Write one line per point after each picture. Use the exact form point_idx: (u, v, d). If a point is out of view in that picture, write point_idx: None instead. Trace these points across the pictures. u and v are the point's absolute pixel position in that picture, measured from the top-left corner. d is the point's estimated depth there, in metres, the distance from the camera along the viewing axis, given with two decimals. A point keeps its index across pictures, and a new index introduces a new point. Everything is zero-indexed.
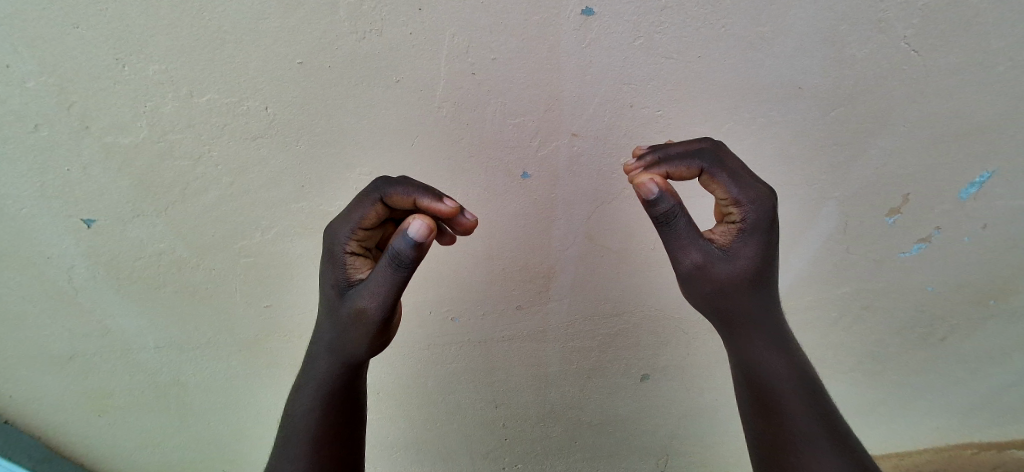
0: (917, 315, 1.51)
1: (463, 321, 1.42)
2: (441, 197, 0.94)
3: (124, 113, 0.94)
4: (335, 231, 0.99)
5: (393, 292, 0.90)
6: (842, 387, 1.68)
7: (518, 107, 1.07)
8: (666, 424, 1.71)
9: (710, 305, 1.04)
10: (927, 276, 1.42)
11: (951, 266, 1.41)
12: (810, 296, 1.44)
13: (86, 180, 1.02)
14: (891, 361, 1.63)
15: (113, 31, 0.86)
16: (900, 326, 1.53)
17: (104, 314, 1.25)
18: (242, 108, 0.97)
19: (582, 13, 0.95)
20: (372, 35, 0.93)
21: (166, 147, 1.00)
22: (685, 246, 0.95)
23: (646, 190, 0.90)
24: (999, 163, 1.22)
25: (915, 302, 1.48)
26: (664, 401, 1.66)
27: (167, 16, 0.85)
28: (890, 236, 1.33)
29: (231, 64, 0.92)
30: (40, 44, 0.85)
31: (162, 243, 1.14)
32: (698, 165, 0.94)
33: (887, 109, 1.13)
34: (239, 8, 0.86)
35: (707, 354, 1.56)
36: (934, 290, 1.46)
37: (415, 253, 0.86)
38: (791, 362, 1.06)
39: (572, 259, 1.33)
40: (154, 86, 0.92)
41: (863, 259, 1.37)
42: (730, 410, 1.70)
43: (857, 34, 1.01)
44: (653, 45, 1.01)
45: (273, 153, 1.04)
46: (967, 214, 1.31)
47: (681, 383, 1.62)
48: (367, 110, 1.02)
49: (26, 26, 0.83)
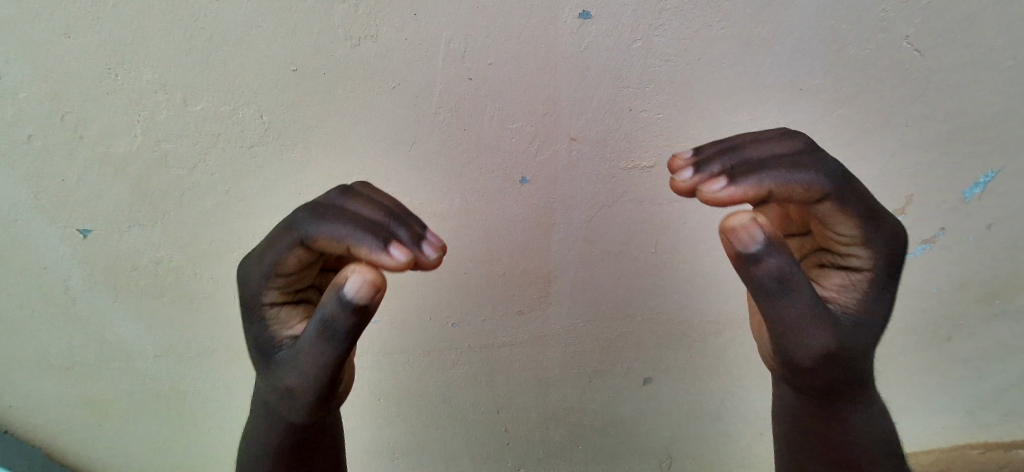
0: (921, 315, 1.50)
1: (463, 326, 1.41)
2: (384, 244, 0.77)
3: (117, 123, 0.94)
4: (257, 282, 0.92)
5: (326, 367, 0.74)
6: None
7: (516, 111, 1.06)
8: (669, 426, 1.70)
9: (813, 382, 0.83)
10: (931, 276, 1.41)
11: (955, 265, 1.40)
12: None
13: (81, 190, 1.02)
14: (896, 361, 1.61)
15: (104, 39, 0.85)
16: (904, 326, 1.52)
17: (103, 322, 1.25)
18: (236, 117, 0.97)
19: (579, 17, 0.95)
20: (367, 41, 0.92)
21: (160, 156, 1.00)
22: (813, 317, 0.73)
23: (746, 239, 0.67)
24: (1001, 161, 1.22)
25: (918, 302, 1.47)
26: (666, 404, 1.64)
27: (162, 26, 0.85)
28: None
29: (225, 73, 0.91)
30: (33, 55, 0.84)
31: (159, 252, 1.14)
32: (817, 186, 0.79)
33: (888, 110, 1.12)
34: (234, 16, 0.86)
35: (709, 356, 1.54)
36: (938, 291, 1.45)
37: (353, 318, 0.69)
38: (886, 442, 0.91)
39: (572, 263, 1.33)
40: (147, 94, 0.91)
41: None
42: (732, 411, 1.69)
43: (858, 34, 1.01)
44: (651, 48, 1.00)
45: (270, 160, 1.04)
46: (970, 213, 1.30)
47: (684, 384, 1.60)
48: (364, 116, 1.02)
49: (19, 38, 0.82)
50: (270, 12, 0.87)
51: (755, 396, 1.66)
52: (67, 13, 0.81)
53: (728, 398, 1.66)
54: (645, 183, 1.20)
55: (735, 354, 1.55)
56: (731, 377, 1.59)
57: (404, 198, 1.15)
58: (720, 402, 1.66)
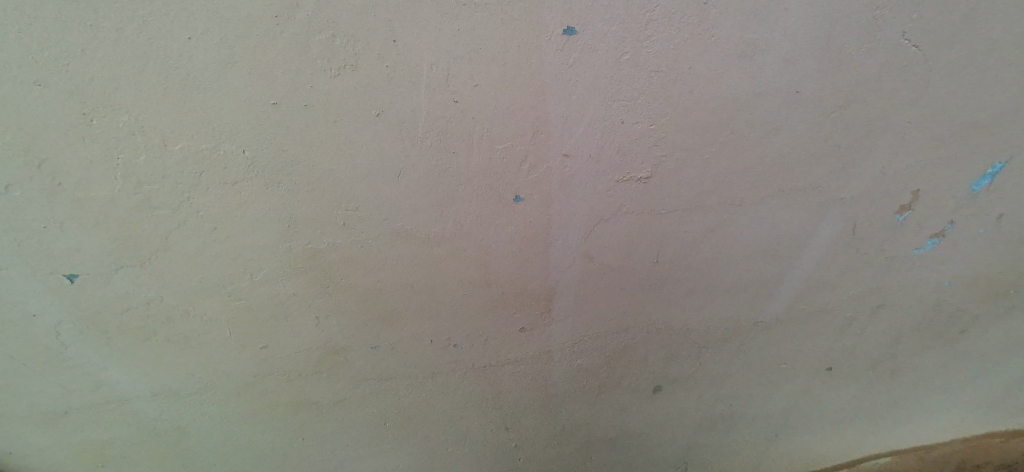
0: (980, 326, 1.33)
1: (465, 349, 1.39)
2: None
3: (95, 168, 1.02)
4: None
5: None
6: (917, 420, 1.42)
7: (501, 132, 1.09)
8: (695, 438, 1.51)
9: None
10: (974, 280, 1.29)
11: (1001, 267, 1.28)
12: (834, 306, 1.34)
13: (63, 237, 1.09)
14: (972, 384, 1.38)
15: (76, 87, 0.94)
16: (961, 339, 1.35)
17: (96, 366, 1.26)
18: (218, 153, 1.04)
19: (563, 33, 0.99)
20: (345, 71, 0.99)
21: (142, 198, 1.07)
22: None
23: None
24: (1019, 154, 1.15)
25: (968, 311, 1.32)
26: (687, 431, 1.51)
27: (135, 75, 0.95)
28: (912, 236, 1.25)
29: (198, 114, 1.00)
30: (19, 115, 0.94)
31: (148, 294, 1.19)
32: None
33: (888, 107, 1.10)
34: (202, 63, 0.95)
35: (725, 376, 1.44)
36: (974, 300, 1.31)
37: None
38: None
39: (572, 279, 1.31)
40: (124, 137, 1.00)
41: (888, 263, 1.28)
42: (767, 446, 1.50)
43: (852, 32, 1.01)
44: (637, 61, 1.03)
45: (255, 195, 1.10)
46: (1002, 210, 1.21)
47: (703, 408, 1.48)
48: (356, 147, 1.08)
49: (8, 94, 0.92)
50: (242, 56, 0.95)
51: (792, 429, 1.48)
52: (48, 74, 0.92)
53: (757, 429, 1.49)
54: (639, 196, 1.20)
55: (756, 375, 1.43)
56: (762, 398, 1.45)
57: (396, 224, 1.18)
58: (747, 434, 1.50)
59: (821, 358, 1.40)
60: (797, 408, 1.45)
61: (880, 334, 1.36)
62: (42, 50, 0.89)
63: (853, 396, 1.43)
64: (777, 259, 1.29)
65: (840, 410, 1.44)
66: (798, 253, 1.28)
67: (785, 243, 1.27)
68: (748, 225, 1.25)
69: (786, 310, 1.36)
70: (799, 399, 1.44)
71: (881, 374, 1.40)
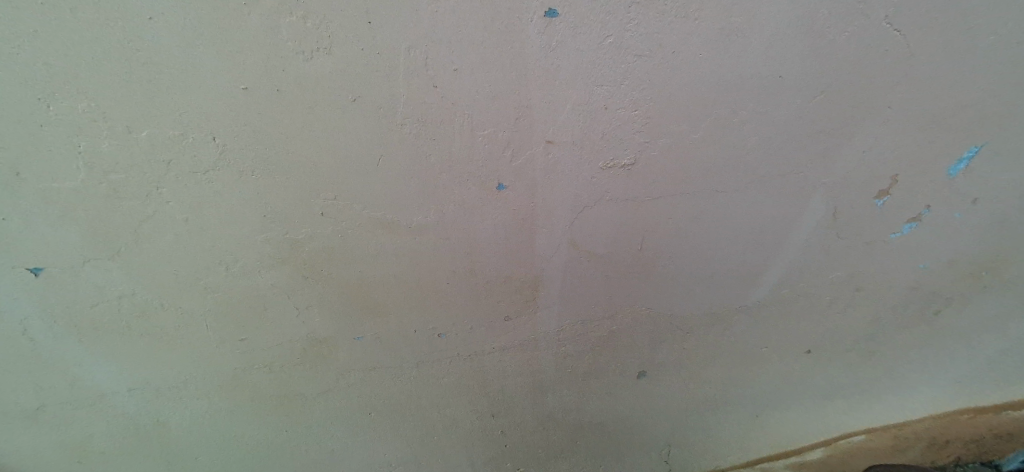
0: (955, 307, 1.36)
1: (452, 338, 1.38)
2: None
3: (57, 157, 0.98)
4: None
5: None
6: (895, 400, 1.46)
7: (484, 118, 1.07)
8: (681, 421, 1.53)
9: None
10: (950, 262, 1.32)
11: (976, 249, 1.30)
12: (814, 289, 1.36)
13: (29, 230, 1.05)
14: (949, 364, 1.41)
15: (32, 71, 0.89)
16: (937, 320, 1.38)
17: (69, 362, 1.23)
18: (189, 141, 1.00)
19: (545, 16, 0.96)
20: (320, 55, 0.95)
21: (109, 188, 1.03)
22: None
23: None
24: (998, 136, 1.16)
25: (944, 292, 1.35)
26: (673, 414, 1.52)
27: (95, 59, 0.90)
28: (891, 219, 1.26)
29: (164, 100, 0.95)
30: None
31: (122, 287, 1.15)
32: None
33: (870, 92, 1.10)
34: (166, 46, 0.90)
35: (710, 360, 1.46)
36: (951, 282, 1.34)
37: None
38: None
39: (558, 266, 1.31)
40: (87, 125, 0.95)
41: (867, 247, 1.30)
42: (753, 428, 1.52)
43: (836, 13, 0.99)
44: (622, 44, 1.01)
45: (230, 183, 1.06)
46: (978, 193, 1.23)
47: (689, 392, 1.50)
48: (335, 134, 1.05)
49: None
50: (209, 39, 0.91)
51: (776, 411, 1.50)
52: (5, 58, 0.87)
53: (742, 411, 1.51)
54: (624, 183, 1.19)
55: (739, 358, 1.45)
56: (745, 381, 1.47)
57: (378, 212, 1.16)
58: (733, 416, 1.51)
59: (803, 341, 1.42)
60: (781, 390, 1.48)
61: (861, 317, 1.38)
62: None
63: (833, 378, 1.45)
64: (760, 243, 1.30)
65: (823, 391, 1.47)
66: (782, 237, 1.29)
67: (770, 228, 1.28)
68: (732, 210, 1.25)
69: (770, 294, 1.37)
70: (781, 381, 1.47)
71: (862, 354, 1.42)
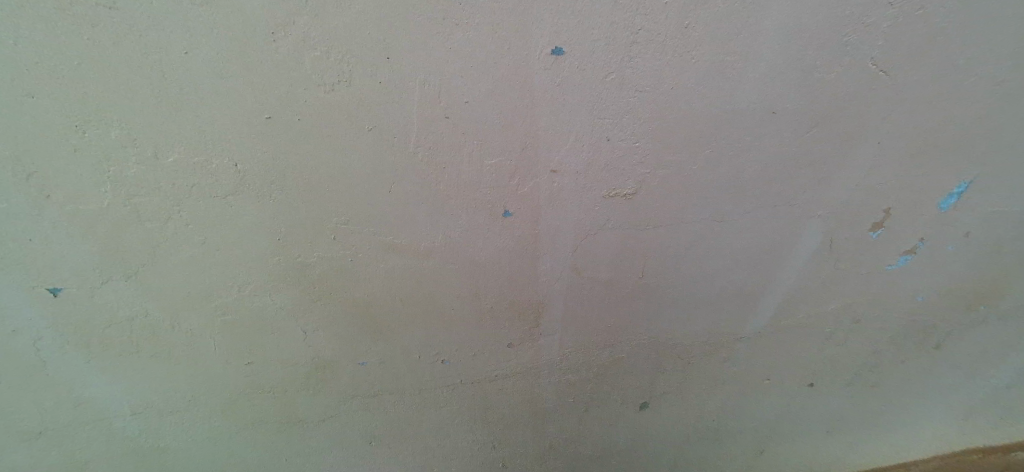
0: (951, 339, 1.38)
1: (455, 362, 1.39)
2: None
3: (84, 180, 1.01)
4: None
5: None
6: (889, 429, 1.48)
7: (492, 146, 1.12)
8: (682, 452, 1.54)
9: None
10: (944, 295, 1.34)
11: (969, 283, 1.33)
12: (814, 320, 1.37)
13: (50, 250, 1.07)
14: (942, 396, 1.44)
15: (69, 99, 0.93)
16: (934, 352, 1.39)
17: (72, 381, 1.23)
18: (212, 166, 1.04)
19: (552, 54, 1.02)
20: (342, 86, 1.01)
21: (132, 210, 1.07)
22: None
23: None
24: (983, 172, 1.21)
25: (941, 324, 1.37)
26: (673, 444, 1.53)
27: (132, 89, 0.95)
28: (886, 252, 1.29)
29: (187, 123, 1.00)
30: (11, 124, 0.94)
31: (134, 307, 1.17)
32: None
33: (858, 128, 1.15)
34: (199, 77, 0.96)
35: (712, 389, 1.46)
36: (945, 314, 1.36)
37: None
38: None
39: (561, 292, 1.33)
40: (118, 150, 1.00)
41: (864, 279, 1.33)
42: (754, 460, 1.53)
43: (825, 54, 1.05)
44: (623, 81, 1.07)
45: (247, 207, 1.10)
46: (968, 228, 1.27)
47: (690, 420, 1.50)
48: (349, 161, 1.10)
49: (5, 106, 0.92)
50: (239, 71, 0.97)
51: (777, 443, 1.51)
52: (47, 86, 0.92)
53: (743, 442, 1.51)
54: (627, 212, 1.23)
55: (741, 389, 1.45)
56: (747, 411, 1.47)
57: (388, 236, 1.20)
58: (733, 449, 1.53)
59: (803, 372, 1.43)
60: (782, 418, 1.48)
61: (861, 348, 1.39)
62: (39, 63, 0.89)
63: (832, 408, 1.47)
64: (759, 273, 1.33)
65: (822, 421, 1.48)
66: (781, 268, 1.32)
67: (769, 258, 1.31)
68: (730, 239, 1.28)
69: (770, 325, 1.39)
70: (782, 411, 1.47)
71: (862, 386, 1.43)
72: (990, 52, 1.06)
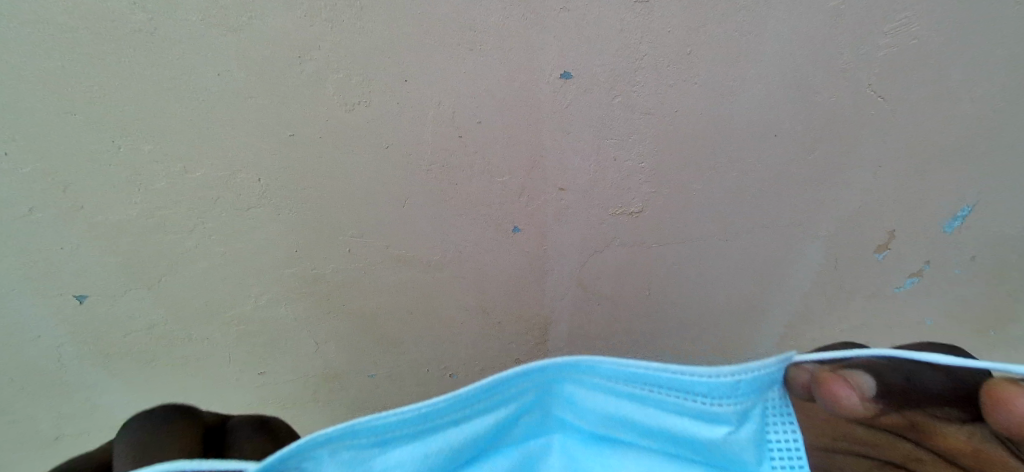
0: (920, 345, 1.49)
1: (462, 375, 1.47)
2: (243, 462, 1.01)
3: (118, 194, 1.04)
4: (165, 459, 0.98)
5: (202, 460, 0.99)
6: None
7: (501, 164, 1.14)
8: None
9: None
10: (920, 306, 1.42)
11: (945, 297, 1.41)
12: (810, 333, 1.43)
13: (78, 260, 1.11)
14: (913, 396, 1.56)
15: (103, 116, 0.95)
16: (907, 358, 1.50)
17: (92, 388, 1.28)
18: (235, 181, 1.07)
19: (560, 77, 1.04)
20: (361, 106, 1.03)
21: (156, 224, 1.10)
22: None
23: None
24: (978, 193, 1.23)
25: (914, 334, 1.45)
26: None
27: (165, 105, 0.96)
28: (880, 270, 1.34)
29: (216, 139, 1.02)
30: (46, 138, 0.95)
31: (152, 317, 1.21)
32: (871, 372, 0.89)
33: (860, 150, 1.15)
34: (229, 96, 0.97)
35: None
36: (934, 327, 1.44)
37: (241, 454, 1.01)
38: None
39: (565, 306, 1.38)
40: (150, 165, 1.02)
41: (853, 296, 1.38)
42: None
43: (825, 79, 1.05)
44: (630, 103, 1.08)
45: (264, 221, 1.14)
46: (956, 245, 1.31)
47: None
48: (359, 176, 1.12)
49: (44, 121, 0.93)
50: (263, 92, 0.98)
51: None
52: (86, 101, 0.93)
53: None
54: (632, 228, 1.26)
55: None
56: None
57: (400, 249, 1.23)
58: None
59: None
60: None
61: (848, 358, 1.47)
62: (84, 82, 0.91)
63: None
64: (759, 289, 1.36)
65: None
66: (781, 285, 1.35)
67: (770, 274, 1.34)
68: (733, 256, 1.31)
69: (766, 337, 1.44)
70: None
71: None
72: (997, 74, 1.05)
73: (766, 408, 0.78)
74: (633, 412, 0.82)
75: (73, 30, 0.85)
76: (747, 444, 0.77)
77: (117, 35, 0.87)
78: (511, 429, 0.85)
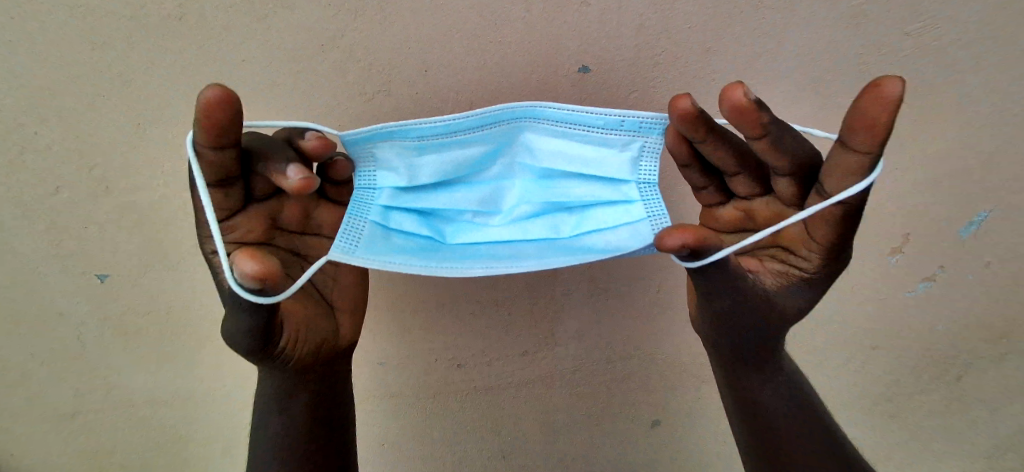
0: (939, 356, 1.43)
1: (471, 367, 1.42)
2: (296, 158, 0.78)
3: (144, 176, 1.07)
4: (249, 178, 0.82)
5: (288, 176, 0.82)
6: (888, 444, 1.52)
7: None
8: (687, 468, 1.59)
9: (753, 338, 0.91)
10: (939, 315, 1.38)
11: (962, 306, 1.37)
12: (823, 340, 1.40)
13: (101, 240, 1.13)
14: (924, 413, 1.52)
15: (135, 98, 0.99)
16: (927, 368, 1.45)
17: (107, 370, 1.29)
18: None
19: (578, 71, 1.02)
20: (381, 96, 1.03)
21: (179, 206, 1.12)
22: None
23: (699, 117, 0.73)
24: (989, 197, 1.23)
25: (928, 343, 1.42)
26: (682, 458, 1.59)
27: (190, 88, 0.99)
28: (892, 277, 1.32)
29: None
30: (81, 118, 1.00)
31: (171, 298, 1.23)
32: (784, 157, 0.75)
33: (881, 150, 1.14)
34: (252, 82, 0.99)
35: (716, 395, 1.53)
36: (954, 337, 1.41)
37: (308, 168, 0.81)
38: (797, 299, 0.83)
39: (577, 303, 1.37)
40: (174, 147, 1.05)
41: (868, 302, 1.36)
42: None
43: (841, 79, 1.07)
44: (648, 99, 1.06)
45: None
46: (970, 253, 1.30)
47: (699, 428, 1.56)
48: None
49: (81, 103, 0.99)
50: (287, 77, 1.00)
51: None
52: (119, 83, 0.97)
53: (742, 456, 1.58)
54: None
55: None
56: None
57: None
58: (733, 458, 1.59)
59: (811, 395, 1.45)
60: None
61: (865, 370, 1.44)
62: (117, 64, 0.96)
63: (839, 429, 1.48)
64: None
65: None
66: None
67: None
68: None
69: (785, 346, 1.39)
70: None
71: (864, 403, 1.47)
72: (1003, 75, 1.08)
73: (645, 147, 0.84)
74: (562, 146, 0.86)
75: (111, 17, 0.92)
76: (625, 168, 0.85)
77: (160, 16, 0.93)
78: (488, 166, 0.89)
